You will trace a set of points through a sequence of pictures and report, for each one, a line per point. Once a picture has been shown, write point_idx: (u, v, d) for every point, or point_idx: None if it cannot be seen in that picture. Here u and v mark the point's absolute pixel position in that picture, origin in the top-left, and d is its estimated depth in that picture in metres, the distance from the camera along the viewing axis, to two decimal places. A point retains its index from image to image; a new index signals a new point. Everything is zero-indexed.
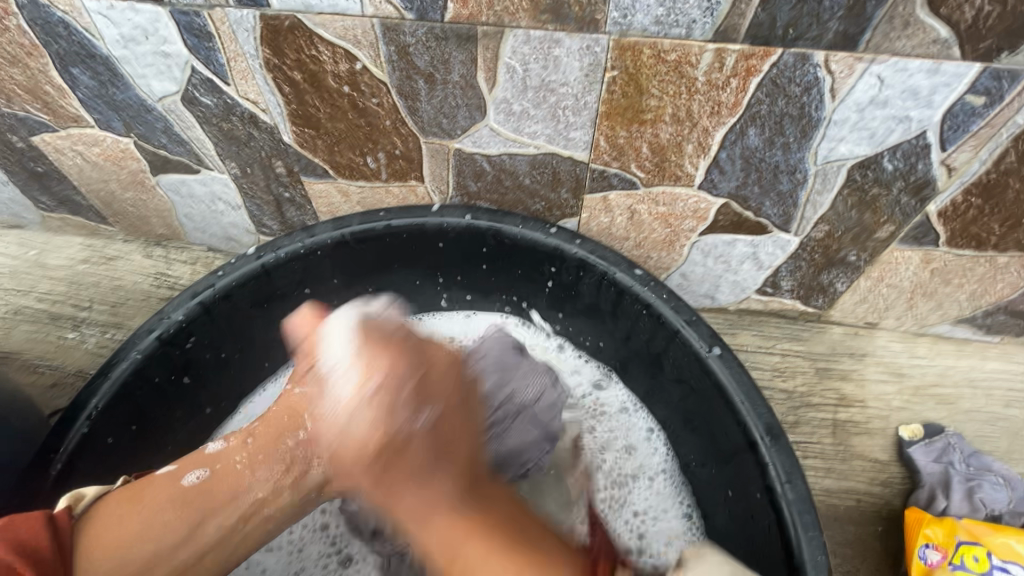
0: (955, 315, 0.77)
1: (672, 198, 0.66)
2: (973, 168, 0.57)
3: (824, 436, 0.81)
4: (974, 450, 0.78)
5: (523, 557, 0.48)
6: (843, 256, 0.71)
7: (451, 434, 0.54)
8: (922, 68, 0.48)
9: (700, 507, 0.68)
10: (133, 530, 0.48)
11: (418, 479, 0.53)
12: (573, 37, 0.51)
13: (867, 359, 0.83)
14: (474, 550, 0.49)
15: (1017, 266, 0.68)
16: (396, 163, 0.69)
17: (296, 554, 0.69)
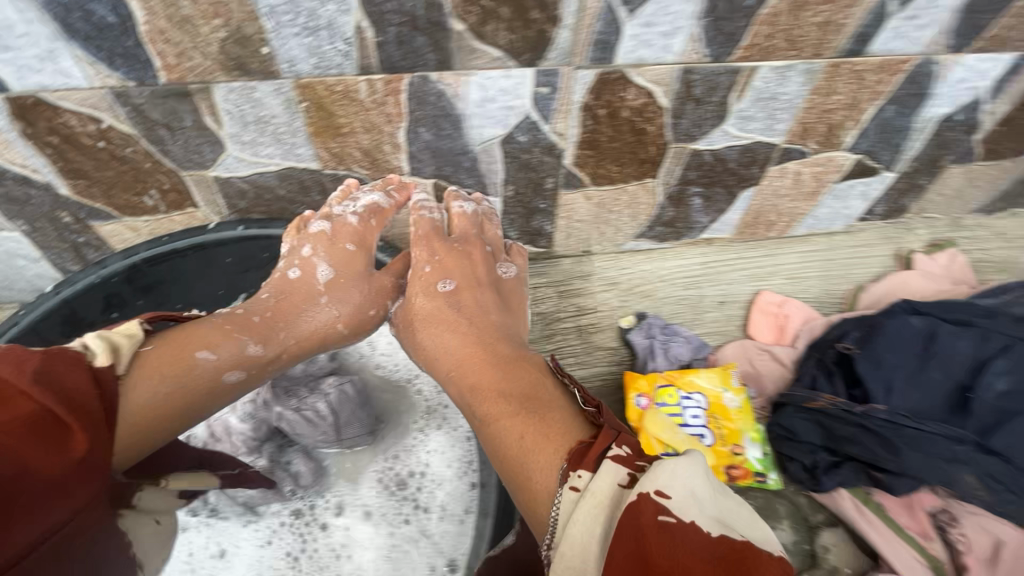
0: (632, 233, 1.09)
1: (396, 185, 0.90)
2: (572, 132, 0.86)
3: (572, 338, 1.10)
4: (668, 323, 1.11)
5: (539, 421, 0.65)
6: (537, 205, 0.98)
7: (471, 309, 0.84)
8: (500, 75, 0.76)
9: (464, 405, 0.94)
10: (163, 387, 0.65)
11: (449, 338, 0.81)
12: (264, 84, 0.71)
13: (592, 278, 1.12)
14: (497, 404, 0.70)
15: (644, 191, 0.99)
16: (170, 196, 0.85)
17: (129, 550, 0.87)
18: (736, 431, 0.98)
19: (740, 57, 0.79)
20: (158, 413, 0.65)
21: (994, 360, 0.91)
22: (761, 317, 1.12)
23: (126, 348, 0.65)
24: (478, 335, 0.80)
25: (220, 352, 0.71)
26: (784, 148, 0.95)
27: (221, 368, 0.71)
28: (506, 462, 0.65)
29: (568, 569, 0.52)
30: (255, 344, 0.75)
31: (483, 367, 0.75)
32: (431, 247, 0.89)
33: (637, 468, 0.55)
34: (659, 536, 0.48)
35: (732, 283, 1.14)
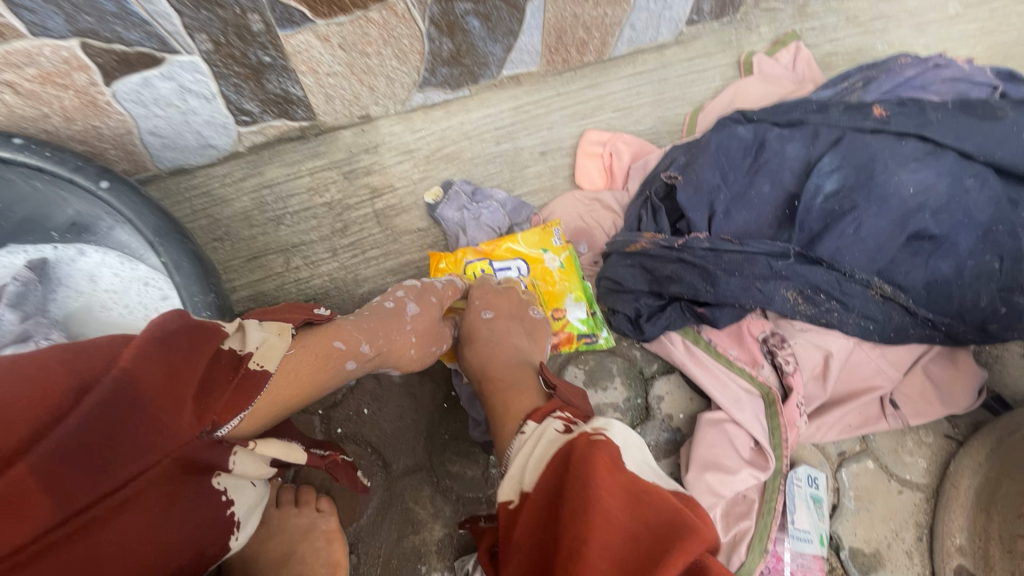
0: (411, 82, 0.87)
1: (26, 55, 0.65)
2: None
3: (372, 228, 0.92)
4: (478, 188, 0.94)
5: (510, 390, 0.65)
6: (258, 59, 0.74)
7: (498, 334, 0.73)
8: None
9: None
10: (300, 362, 0.57)
11: (497, 349, 0.71)
12: None
13: (381, 149, 0.92)
14: (507, 367, 0.68)
15: (396, 18, 0.76)
16: None
17: None
18: (558, 294, 0.87)
19: None
20: (263, 415, 0.53)
21: (823, 159, 0.79)
22: (588, 161, 0.96)
23: (280, 347, 0.56)
24: (524, 329, 0.75)
25: (326, 350, 0.60)
26: None
27: (337, 359, 0.61)
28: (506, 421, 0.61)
29: (512, 483, 0.51)
30: (365, 348, 0.64)
31: (506, 348, 0.71)
32: (483, 292, 0.78)
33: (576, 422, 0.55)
34: (587, 451, 0.46)
35: (552, 127, 0.97)
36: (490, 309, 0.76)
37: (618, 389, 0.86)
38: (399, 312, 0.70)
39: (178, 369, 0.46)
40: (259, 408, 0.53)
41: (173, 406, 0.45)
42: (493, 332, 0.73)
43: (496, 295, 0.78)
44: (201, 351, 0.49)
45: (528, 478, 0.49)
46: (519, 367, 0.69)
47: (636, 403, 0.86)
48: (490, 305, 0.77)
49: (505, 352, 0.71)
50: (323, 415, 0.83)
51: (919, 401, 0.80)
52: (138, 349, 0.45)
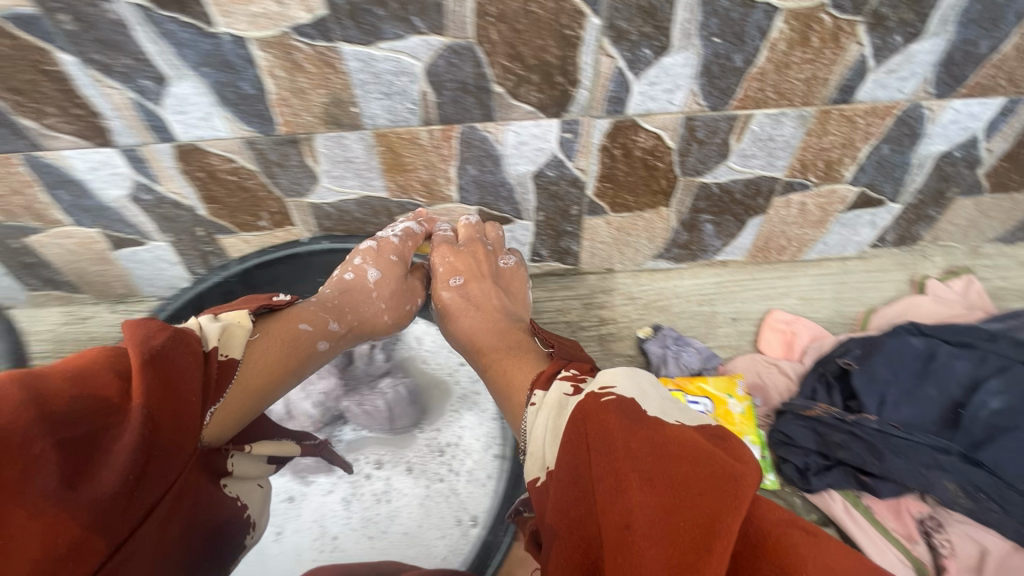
0: (651, 254, 1.22)
1: (447, 210, 1.10)
2: (593, 168, 1.03)
3: (594, 346, 1.24)
4: (681, 335, 1.23)
5: (514, 363, 0.91)
6: (564, 228, 1.16)
7: (475, 295, 1.05)
8: (532, 124, 0.94)
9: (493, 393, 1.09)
10: (280, 347, 0.83)
11: (467, 317, 1.03)
12: (353, 134, 0.94)
13: (614, 292, 1.27)
14: (520, 344, 0.96)
15: (659, 217, 1.14)
16: (276, 217, 1.10)
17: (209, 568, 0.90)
18: (737, 433, 1.10)
19: (736, 106, 0.93)
20: (279, 365, 0.83)
21: (990, 380, 0.98)
22: (771, 333, 1.22)
23: (235, 342, 0.77)
24: (479, 305, 1.05)
25: (308, 334, 0.88)
26: (787, 182, 1.06)
27: (298, 331, 0.87)
28: (512, 407, 0.87)
29: (537, 461, 0.73)
30: (341, 322, 0.94)
31: (489, 322, 1.01)
32: (445, 252, 1.06)
33: (580, 384, 0.75)
34: (599, 409, 0.64)
35: (744, 301, 1.26)
36: (455, 277, 1.06)
37: None
38: (364, 282, 1.01)
39: (161, 394, 0.62)
40: (231, 404, 0.74)
41: (177, 429, 0.63)
42: (476, 292, 1.05)
43: (457, 261, 1.06)
44: (184, 367, 0.66)
45: (549, 456, 0.70)
46: (518, 343, 0.96)
47: None
48: (459, 276, 1.06)
49: (506, 337, 0.98)
50: None
51: None
52: (112, 401, 0.59)
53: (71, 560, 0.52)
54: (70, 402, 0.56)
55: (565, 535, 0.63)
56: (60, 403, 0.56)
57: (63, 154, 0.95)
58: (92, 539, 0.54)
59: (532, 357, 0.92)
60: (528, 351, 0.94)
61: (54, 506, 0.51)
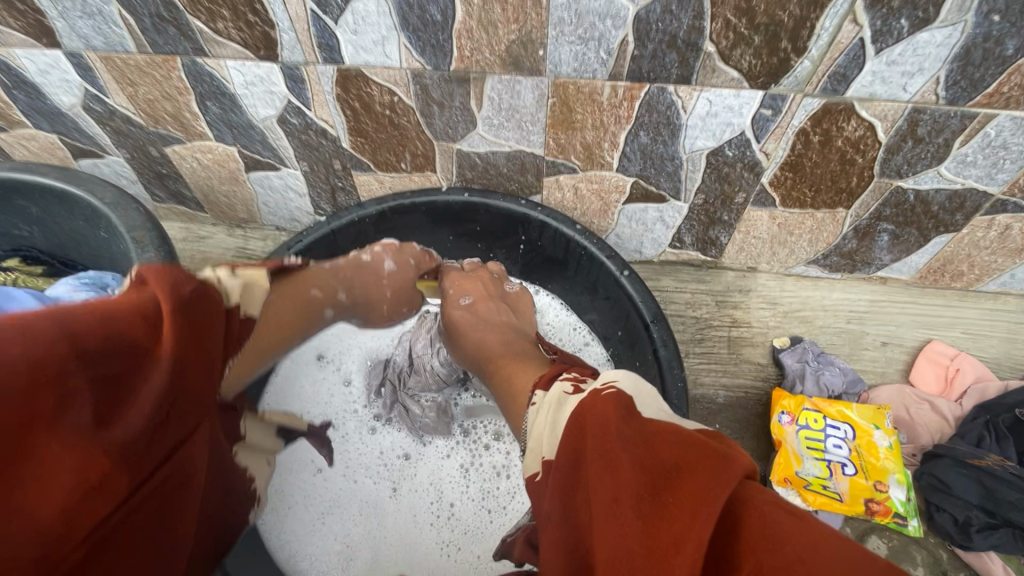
0: (805, 258, 1.11)
1: (600, 178, 1.01)
2: (779, 153, 0.91)
3: (722, 347, 1.15)
4: (823, 351, 1.12)
5: (524, 365, 0.71)
6: (720, 216, 1.05)
7: (485, 313, 0.86)
8: (730, 94, 0.83)
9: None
10: (289, 308, 0.75)
11: (470, 322, 0.84)
12: (528, 79, 0.86)
13: (751, 293, 1.17)
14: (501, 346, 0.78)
15: (832, 219, 1.02)
16: (418, 159, 1.04)
17: (338, 510, 0.92)
18: (882, 469, 0.98)
19: (979, 103, 0.78)
20: (291, 321, 0.76)
21: None
22: (928, 365, 1.09)
23: (255, 298, 0.67)
24: (487, 315, 0.86)
25: (303, 300, 0.77)
26: (1000, 200, 0.92)
27: (308, 296, 0.77)
28: (511, 400, 0.67)
29: (533, 457, 0.54)
30: (337, 296, 0.83)
31: (490, 331, 0.82)
32: (454, 275, 0.94)
33: (581, 384, 0.57)
34: (597, 398, 0.49)
35: (899, 325, 1.13)
36: (462, 295, 0.90)
37: None
38: (374, 263, 0.88)
39: (190, 335, 0.53)
40: (242, 364, 0.67)
41: (190, 385, 0.53)
42: (457, 305, 0.88)
43: (470, 279, 0.93)
44: (211, 314, 0.57)
45: (546, 446, 0.52)
46: (532, 357, 0.75)
47: None
48: (461, 295, 0.90)
49: (497, 349, 0.78)
50: None
51: None
52: (139, 325, 0.48)
53: (101, 494, 0.42)
54: (104, 338, 0.44)
55: (554, 527, 0.49)
56: (94, 341, 0.43)
57: (224, 63, 0.91)
58: (122, 473, 0.44)
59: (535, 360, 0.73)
60: (530, 359, 0.74)
61: (85, 442, 0.41)
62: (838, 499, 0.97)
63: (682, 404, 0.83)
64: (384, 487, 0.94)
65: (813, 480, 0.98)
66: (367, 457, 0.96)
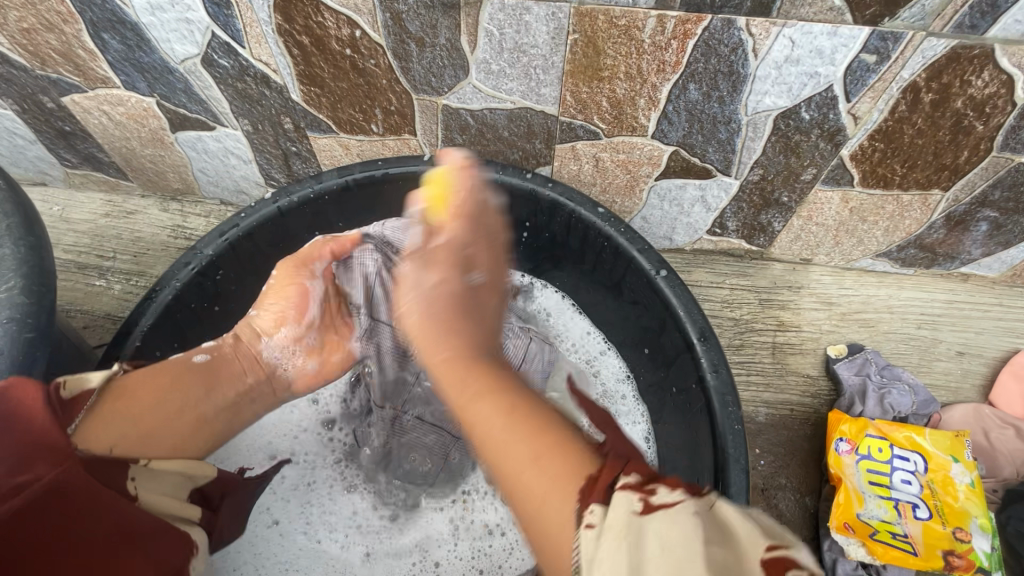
0: (874, 249, 0.90)
1: (630, 146, 0.78)
2: (873, 117, 0.68)
3: (764, 356, 0.95)
4: (888, 364, 0.93)
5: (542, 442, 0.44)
6: (778, 197, 0.83)
7: (482, 306, 0.62)
8: (824, 31, 0.59)
9: (648, 402, 0.83)
10: (145, 376, 0.64)
11: (433, 337, 0.57)
12: (540, 5, 0.61)
13: (802, 291, 0.97)
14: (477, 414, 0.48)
15: (920, 203, 0.80)
16: (392, 118, 0.80)
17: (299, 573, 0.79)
18: (961, 513, 0.81)
19: None
20: (173, 402, 0.64)
21: None
22: (1013, 381, 0.91)
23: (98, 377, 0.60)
24: (469, 312, 0.60)
25: (176, 366, 0.67)
26: None
27: (196, 367, 0.69)
28: (546, 544, 0.40)
29: None
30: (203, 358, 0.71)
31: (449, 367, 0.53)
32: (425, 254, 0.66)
33: (651, 496, 0.38)
34: None
35: (978, 332, 0.94)
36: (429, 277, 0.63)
37: None
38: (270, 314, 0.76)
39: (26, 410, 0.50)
40: (108, 423, 0.58)
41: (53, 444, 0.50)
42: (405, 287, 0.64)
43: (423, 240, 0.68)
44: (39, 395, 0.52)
45: None
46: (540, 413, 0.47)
47: None
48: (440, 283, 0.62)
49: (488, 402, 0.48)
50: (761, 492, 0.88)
51: None
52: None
53: None
54: None
55: None
56: None
57: None
58: None
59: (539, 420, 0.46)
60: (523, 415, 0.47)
61: None
62: (912, 552, 0.79)
63: (742, 455, 0.63)
64: (355, 551, 0.81)
65: (879, 525, 0.81)
66: (333, 517, 0.83)
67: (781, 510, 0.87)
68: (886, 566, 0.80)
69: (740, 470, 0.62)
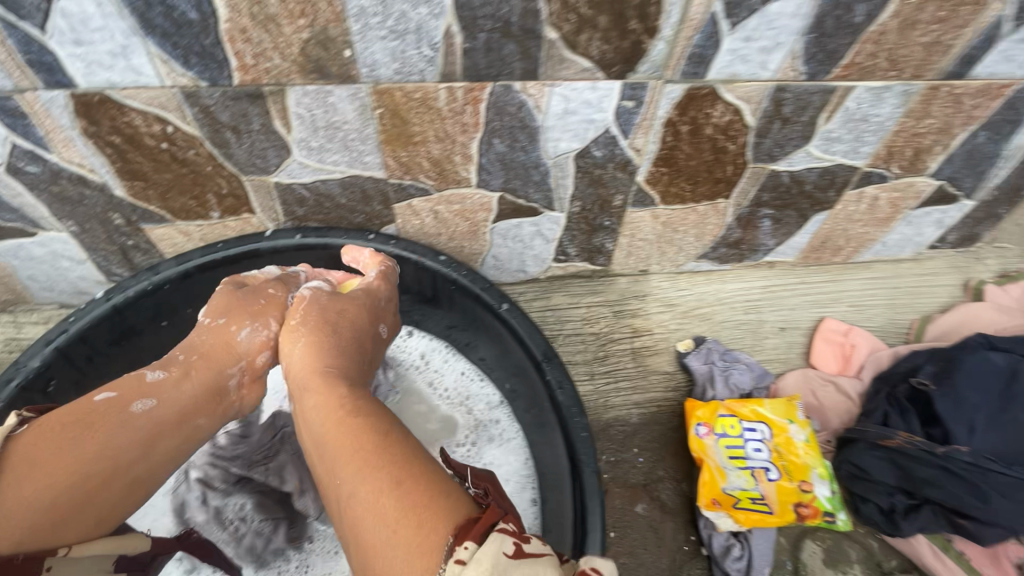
0: (694, 254, 1.04)
1: (460, 197, 0.86)
2: (651, 148, 0.82)
3: (626, 361, 1.05)
4: (727, 349, 1.06)
5: (410, 484, 0.50)
6: (601, 222, 0.94)
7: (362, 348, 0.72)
8: (585, 86, 0.71)
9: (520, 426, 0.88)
10: (69, 436, 0.56)
11: (322, 353, 0.67)
12: (340, 88, 0.68)
13: (648, 298, 1.09)
14: (354, 434, 0.56)
15: (714, 211, 0.95)
16: (227, 200, 0.82)
17: None
18: (803, 467, 0.93)
19: (837, 75, 0.74)
20: (98, 466, 0.56)
21: None
22: (824, 344, 1.07)
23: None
24: (336, 346, 0.69)
25: (117, 403, 0.60)
26: (866, 172, 0.90)
27: (134, 418, 0.60)
28: None
29: None
30: (150, 373, 0.65)
31: (331, 406, 0.60)
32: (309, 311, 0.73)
33: (526, 543, 0.44)
34: None
35: (792, 309, 1.10)
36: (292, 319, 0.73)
37: None
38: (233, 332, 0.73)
39: None
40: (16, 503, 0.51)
41: None
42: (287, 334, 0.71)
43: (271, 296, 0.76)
44: None
45: None
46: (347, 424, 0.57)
47: None
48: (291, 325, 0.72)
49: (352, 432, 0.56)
50: (643, 488, 0.96)
51: None
52: None
53: None
54: None
55: None
56: None
57: None
58: None
59: (395, 454, 0.53)
60: (388, 440, 0.55)
61: None
62: (769, 512, 0.90)
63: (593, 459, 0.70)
64: None
65: (740, 494, 0.91)
66: None
67: (663, 502, 0.95)
68: (752, 531, 0.90)
69: (592, 473, 0.69)
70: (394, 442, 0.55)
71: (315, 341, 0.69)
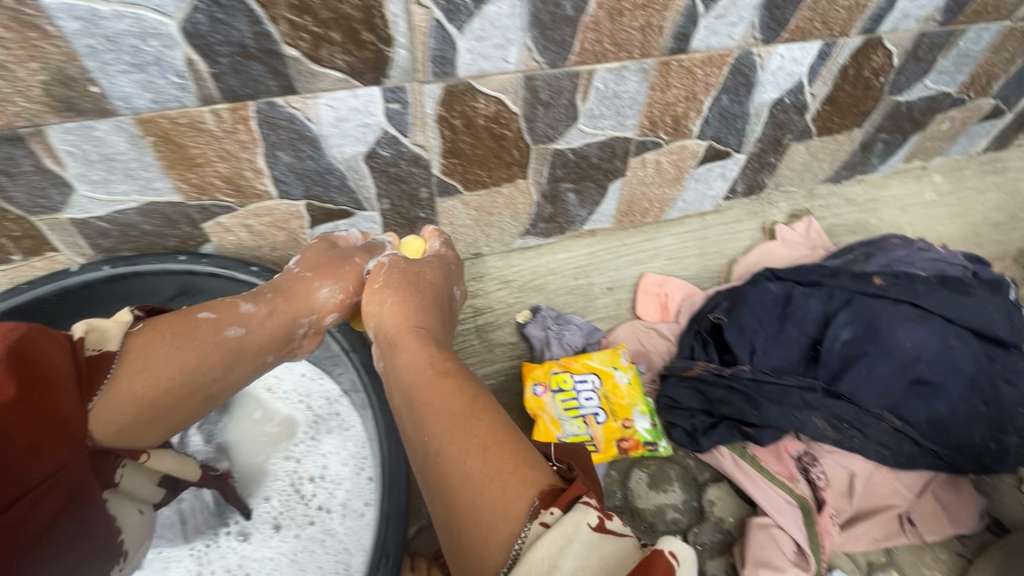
0: (517, 232, 1.14)
1: (266, 209, 0.91)
2: (434, 143, 0.89)
3: (472, 339, 1.13)
4: (560, 313, 1.16)
5: (507, 441, 0.57)
6: (417, 215, 1.02)
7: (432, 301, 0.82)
8: (347, 95, 0.78)
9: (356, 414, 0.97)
10: (165, 348, 0.65)
11: (407, 309, 0.77)
12: (101, 122, 0.71)
13: (485, 279, 1.18)
14: (438, 393, 0.63)
15: (518, 192, 1.05)
16: (25, 242, 0.83)
17: None
18: (626, 407, 1.05)
19: (575, 62, 0.85)
20: (187, 378, 0.65)
21: (838, 314, 1.01)
22: (646, 297, 1.20)
23: (113, 334, 0.65)
24: (420, 304, 0.79)
25: (222, 316, 0.71)
26: (640, 141, 1.03)
27: (225, 340, 0.70)
28: (463, 540, 0.51)
29: None
30: (242, 305, 0.74)
31: (422, 363, 0.69)
32: (378, 284, 0.82)
33: (609, 522, 0.47)
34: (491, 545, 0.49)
35: (617, 270, 1.23)
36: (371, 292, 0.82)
37: (676, 492, 1.01)
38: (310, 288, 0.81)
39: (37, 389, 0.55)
40: (120, 401, 0.61)
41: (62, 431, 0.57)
42: (370, 302, 0.81)
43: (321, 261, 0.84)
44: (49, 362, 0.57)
45: None
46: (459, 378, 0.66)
47: (693, 505, 1.00)
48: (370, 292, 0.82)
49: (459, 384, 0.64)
50: None
51: (931, 518, 0.95)
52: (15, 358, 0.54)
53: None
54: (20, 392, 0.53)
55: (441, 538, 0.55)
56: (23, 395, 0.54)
57: None
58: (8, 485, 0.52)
59: (485, 415, 0.60)
60: (483, 399, 0.62)
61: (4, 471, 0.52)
62: (596, 450, 1.01)
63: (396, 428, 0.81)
64: None
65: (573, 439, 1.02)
66: None
67: None
68: None
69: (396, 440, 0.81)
70: (480, 401, 0.62)
71: (399, 309, 0.77)
